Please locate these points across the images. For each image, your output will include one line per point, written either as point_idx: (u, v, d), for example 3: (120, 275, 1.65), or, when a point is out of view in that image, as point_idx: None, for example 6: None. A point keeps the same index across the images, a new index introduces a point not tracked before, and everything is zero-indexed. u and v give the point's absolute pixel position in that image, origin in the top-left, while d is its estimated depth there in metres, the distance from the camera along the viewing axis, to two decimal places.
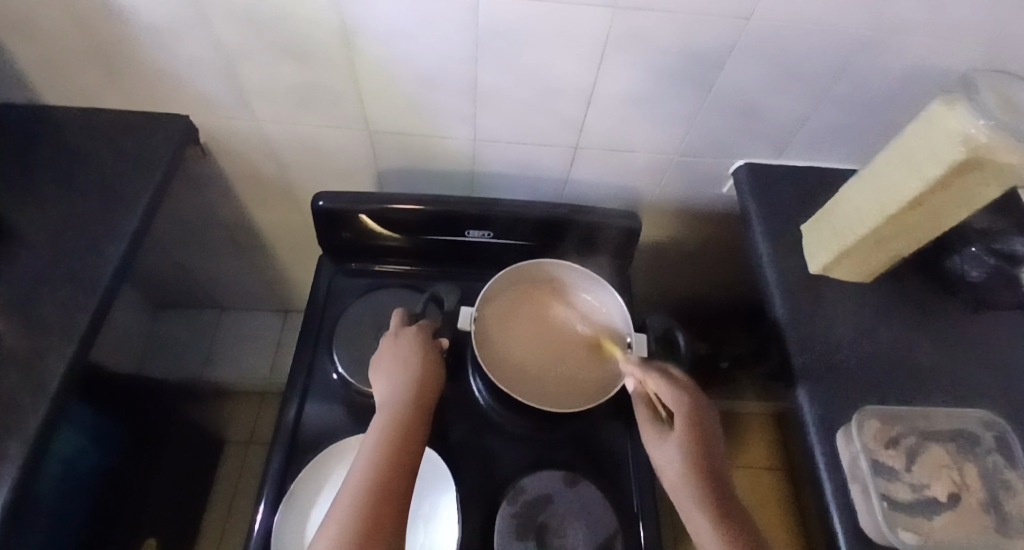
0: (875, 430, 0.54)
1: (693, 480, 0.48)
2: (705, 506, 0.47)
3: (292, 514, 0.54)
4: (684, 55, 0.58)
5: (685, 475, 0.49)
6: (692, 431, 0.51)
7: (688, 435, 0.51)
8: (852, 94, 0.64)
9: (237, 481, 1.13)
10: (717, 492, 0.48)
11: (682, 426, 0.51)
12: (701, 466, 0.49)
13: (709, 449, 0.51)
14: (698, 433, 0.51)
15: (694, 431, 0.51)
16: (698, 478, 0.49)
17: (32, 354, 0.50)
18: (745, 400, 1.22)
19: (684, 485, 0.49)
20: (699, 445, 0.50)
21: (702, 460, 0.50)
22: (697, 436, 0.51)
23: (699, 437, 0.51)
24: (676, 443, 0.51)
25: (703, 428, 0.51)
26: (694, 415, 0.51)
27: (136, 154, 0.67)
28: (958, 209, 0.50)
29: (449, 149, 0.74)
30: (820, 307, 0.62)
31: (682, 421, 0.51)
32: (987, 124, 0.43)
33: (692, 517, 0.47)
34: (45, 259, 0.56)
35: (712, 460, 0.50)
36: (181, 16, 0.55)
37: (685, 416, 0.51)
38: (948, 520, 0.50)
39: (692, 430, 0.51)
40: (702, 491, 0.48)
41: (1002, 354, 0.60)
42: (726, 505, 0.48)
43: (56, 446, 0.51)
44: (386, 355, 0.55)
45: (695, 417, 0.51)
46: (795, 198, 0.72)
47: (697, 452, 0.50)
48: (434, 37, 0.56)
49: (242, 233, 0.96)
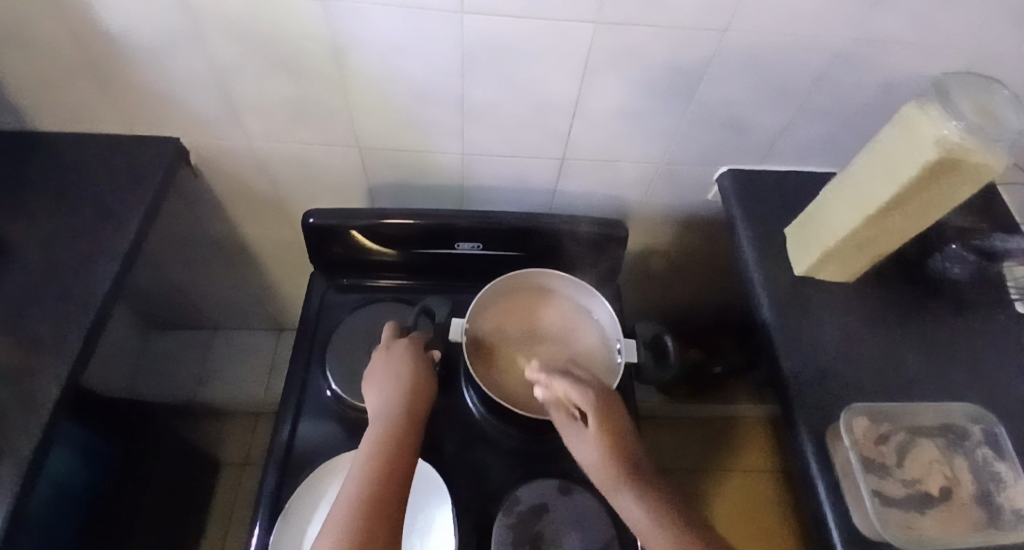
0: (865, 428, 0.54)
1: (617, 469, 0.47)
2: (634, 491, 0.45)
3: (286, 531, 0.54)
4: (668, 67, 0.59)
5: (608, 467, 0.47)
6: (603, 421, 0.50)
7: (601, 426, 0.50)
8: (831, 101, 0.66)
9: (232, 502, 1.12)
10: (642, 476, 0.47)
11: (593, 419, 0.50)
12: (620, 455, 0.48)
13: (624, 438, 0.50)
14: (609, 423, 0.50)
15: (606, 421, 0.50)
16: (621, 468, 0.47)
17: (24, 376, 0.50)
18: (740, 406, 1.22)
19: (610, 478, 0.47)
20: (612, 433, 0.49)
21: (620, 450, 0.48)
22: (609, 425, 0.50)
23: (613, 426, 0.50)
24: (591, 439, 0.49)
25: (614, 418, 0.51)
26: (602, 405, 0.51)
27: (127, 175, 0.67)
28: (936, 210, 0.51)
29: (438, 164, 0.75)
30: (807, 309, 0.63)
31: (591, 414, 0.50)
32: (959, 126, 0.45)
33: (624, 506, 0.45)
34: (38, 281, 0.57)
35: (630, 448, 0.49)
36: (174, 35, 0.56)
37: (596, 409, 0.51)
38: (939, 515, 0.51)
39: (601, 421, 0.50)
40: (628, 479, 0.46)
41: (987, 351, 0.61)
42: (654, 488, 0.46)
43: (48, 467, 0.50)
44: (377, 368, 0.56)
45: (602, 407, 0.51)
46: (779, 203, 0.73)
47: (613, 443, 0.49)
48: (423, 53, 0.57)
49: (234, 252, 0.96)
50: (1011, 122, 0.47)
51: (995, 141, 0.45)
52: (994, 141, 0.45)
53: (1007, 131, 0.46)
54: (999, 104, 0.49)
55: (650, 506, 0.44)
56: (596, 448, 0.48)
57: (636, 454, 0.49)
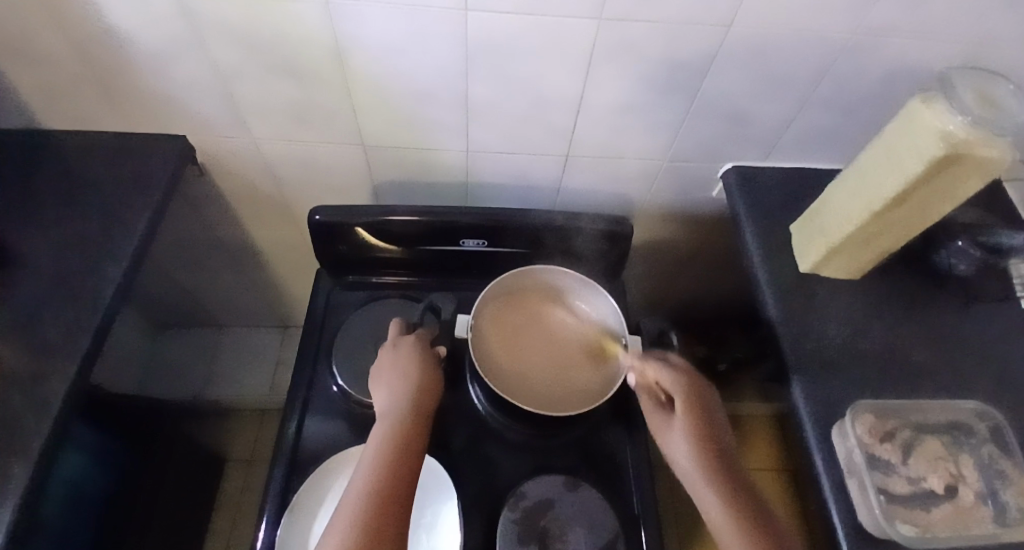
0: (871, 424, 0.54)
1: (701, 459, 0.50)
2: (714, 483, 0.49)
3: (295, 527, 0.55)
4: (671, 64, 0.60)
5: (694, 456, 0.51)
6: (693, 412, 0.53)
7: (690, 415, 0.53)
8: (834, 96, 0.65)
9: (240, 498, 1.13)
10: (723, 469, 0.50)
11: (682, 409, 0.53)
12: (706, 443, 0.52)
13: (711, 427, 0.53)
14: (697, 409, 0.53)
15: (695, 412, 0.53)
16: (706, 458, 0.50)
17: (34, 374, 0.50)
18: (745, 402, 1.23)
19: (694, 464, 0.51)
20: (700, 423, 0.52)
21: (707, 440, 0.52)
22: (699, 417, 0.53)
23: (701, 417, 0.53)
24: (680, 426, 0.53)
25: (702, 404, 0.54)
26: (694, 395, 0.54)
27: (134, 176, 0.68)
28: (942, 204, 0.51)
29: (443, 162, 0.75)
30: (812, 305, 0.63)
31: (681, 402, 0.53)
32: (965, 121, 0.45)
33: (701, 493, 0.49)
34: (46, 281, 0.57)
35: (716, 438, 0.52)
36: (178, 40, 0.56)
37: (687, 399, 0.54)
38: (945, 512, 0.50)
39: (692, 411, 0.53)
40: (712, 469, 0.50)
41: (992, 346, 0.61)
42: (732, 480, 0.50)
43: (59, 465, 0.51)
44: (384, 364, 0.56)
45: (693, 399, 0.53)
46: (783, 199, 0.73)
47: (701, 433, 0.52)
48: (424, 51, 0.58)
49: (239, 250, 0.96)
50: (1016, 111, 0.48)
51: (1001, 134, 0.46)
52: (1000, 133, 0.46)
53: (1012, 122, 0.47)
54: (1003, 95, 0.49)
55: (727, 501, 0.48)
56: (683, 434, 0.52)
57: (722, 444, 0.52)
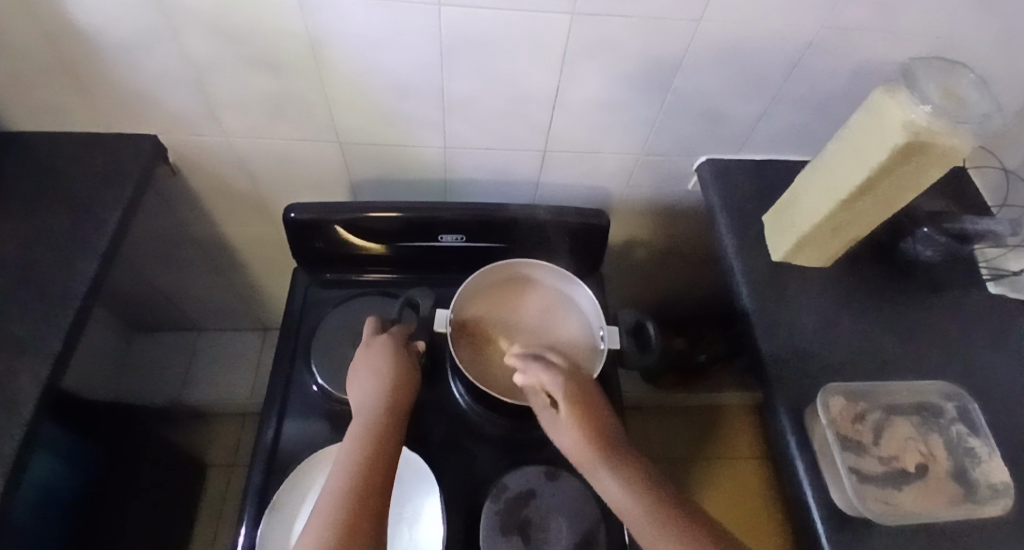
0: (842, 407, 0.55)
1: (594, 451, 0.47)
2: (615, 471, 0.45)
3: (274, 526, 0.54)
4: (646, 60, 0.60)
5: (586, 451, 0.47)
6: (576, 406, 0.49)
7: (572, 410, 0.49)
8: (805, 91, 0.67)
9: (221, 503, 1.12)
10: (620, 456, 0.47)
11: (564, 405, 0.49)
12: (598, 437, 0.48)
13: (598, 414, 0.50)
14: (583, 404, 0.49)
15: (577, 403, 0.49)
16: (602, 451, 0.47)
17: (4, 377, 0.49)
18: (725, 394, 1.24)
19: (588, 459, 0.47)
20: (586, 415, 0.49)
21: (598, 431, 0.48)
22: (583, 410, 0.49)
23: (587, 408, 0.49)
24: (567, 424, 0.49)
25: (587, 400, 0.50)
26: (572, 390, 0.50)
27: (105, 174, 0.66)
28: (907, 193, 0.53)
29: (421, 158, 0.75)
30: (785, 294, 0.64)
31: (562, 397, 0.50)
32: (929, 110, 0.46)
33: (603, 486, 0.45)
34: (16, 282, 0.56)
35: (606, 426, 0.49)
36: (149, 32, 0.55)
37: (566, 393, 0.50)
38: (915, 491, 0.52)
39: (574, 405, 0.49)
40: (609, 459, 0.46)
41: (958, 331, 0.63)
42: (634, 465, 0.46)
43: (29, 471, 0.50)
44: (359, 366, 0.55)
45: (574, 393, 0.50)
46: (756, 191, 0.74)
47: (587, 424, 0.48)
48: (400, 46, 0.57)
49: (216, 251, 0.95)
50: (976, 103, 0.49)
51: (962, 123, 0.47)
52: (961, 123, 0.47)
53: (973, 113, 0.48)
54: (964, 86, 0.51)
55: (629, 484, 0.44)
56: (572, 433, 0.48)
57: (613, 431, 0.49)
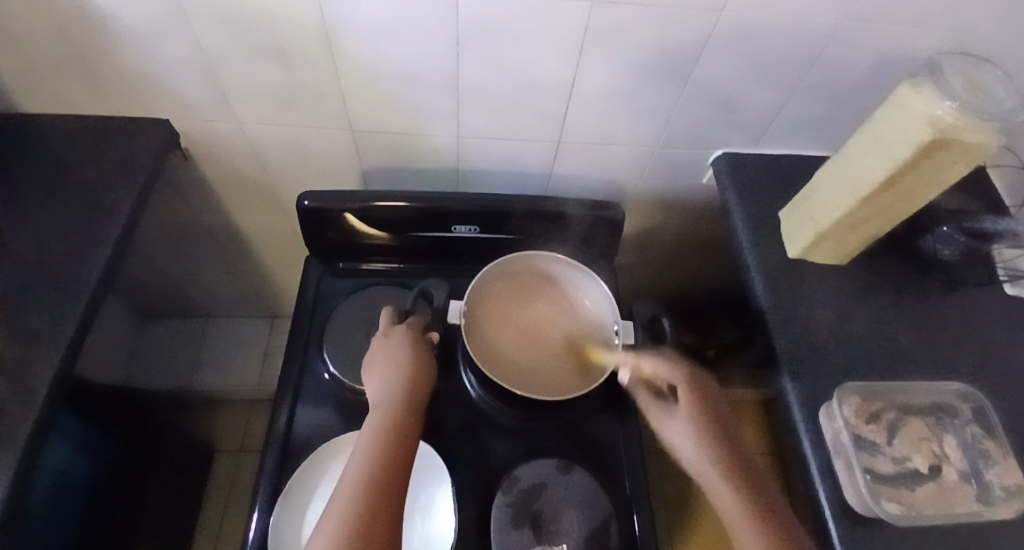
0: (856, 406, 0.55)
1: (708, 449, 0.50)
2: (727, 476, 0.48)
3: (288, 514, 0.55)
4: (662, 50, 0.59)
5: (700, 448, 0.50)
6: (697, 404, 0.53)
7: (694, 405, 0.53)
8: (823, 83, 0.66)
9: (230, 488, 1.13)
10: (734, 461, 0.50)
11: (685, 398, 0.53)
12: (712, 437, 0.51)
13: (717, 417, 0.53)
14: (701, 401, 0.53)
15: (698, 400, 0.53)
16: (713, 452, 0.50)
17: (18, 361, 0.49)
18: (732, 388, 1.24)
19: (701, 458, 0.50)
20: (705, 415, 0.52)
21: (714, 430, 0.51)
22: (701, 406, 0.53)
23: (705, 405, 0.53)
24: (685, 418, 0.53)
25: (706, 397, 0.54)
26: (695, 386, 0.54)
27: (117, 160, 0.66)
28: (928, 190, 0.52)
29: (433, 147, 0.74)
30: (801, 291, 0.64)
31: (684, 393, 0.54)
32: (954, 107, 0.46)
33: (714, 485, 0.49)
34: (28, 267, 0.56)
35: (722, 428, 0.52)
36: (162, 20, 0.55)
37: (687, 390, 0.54)
38: (929, 491, 0.52)
39: (696, 403, 0.53)
40: (723, 462, 0.49)
41: (973, 332, 0.62)
42: (750, 477, 0.49)
43: (44, 457, 0.50)
44: (377, 354, 0.55)
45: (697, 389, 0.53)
46: (772, 185, 0.73)
47: (706, 424, 0.52)
48: (414, 34, 0.57)
49: (226, 237, 0.95)
50: (1003, 98, 0.48)
51: (988, 119, 0.47)
52: (989, 119, 0.46)
53: (1000, 108, 0.47)
54: (991, 81, 0.50)
55: (742, 493, 0.47)
56: (686, 425, 0.52)
57: (732, 437, 0.52)
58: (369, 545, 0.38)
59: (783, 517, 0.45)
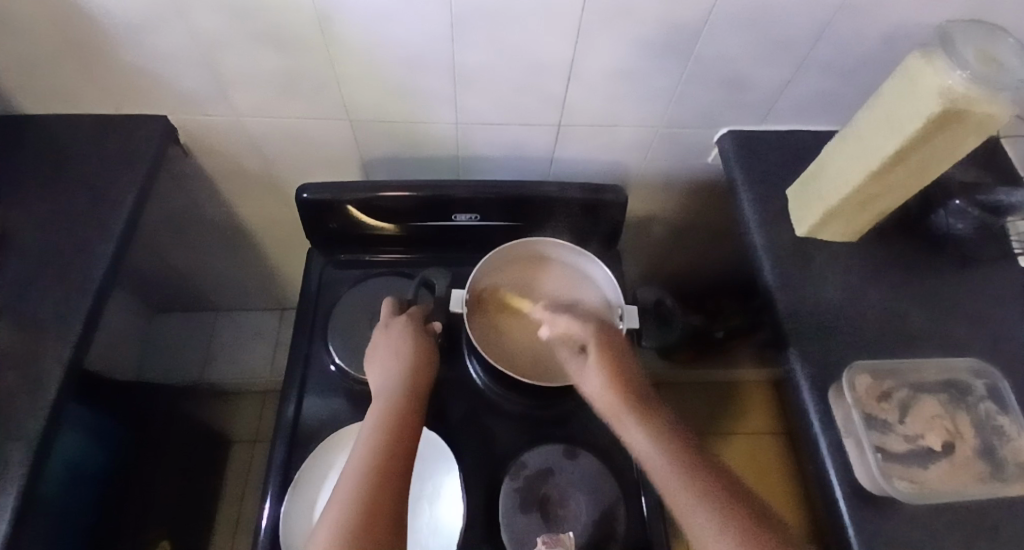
0: (866, 385, 0.54)
1: (619, 395, 0.48)
2: (639, 419, 0.46)
3: (297, 503, 0.55)
4: (665, 27, 0.58)
5: (612, 395, 0.48)
6: (605, 351, 0.51)
7: (603, 353, 0.51)
8: (832, 56, 0.64)
9: (245, 478, 1.15)
10: (648, 404, 0.47)
11: (594, 348, 0.51)
12: (623, 382, 0.48)
13: (628, 365, 0.50)
14: (609, 350, 0.51)
15: (607, 349, 0.51)
16: (624, 396, 0.47)
17: (28, 358, 0.50)
18: (741, 369, 1.23)
19: (614, 404, 0.48)
20: (615, 362, 0.50)
21: (623, 375, 0.49)
22: (612, 355, 0.51)
23: (614, 353, 0.51)
24: (594, 367, 0.50)
25: (614, 346, 0.51)
26: (604, 336, 0.52)
27: (117, 156, 0.66)
28: (939, 163, 0.50)
29: (433, 135, 0.74)
30: (810, 270, 0.63)
31: (593, 344, 0.52)
32: (964, 76, 0.43)
33: (627, 431, 0.46)
34: (35, 266, 0.56)
35: (633, 374, 0.50)
36: (154, 10, 0.54)
37: (597, 340, 0.52)
38: (941, 469, 0.51)
39: (605, 351, 0.51)
40: (635, 405, 0.47)
41: (987, 308, 0.61)
42: (661, 418, 0.46)
43: (57, 450, 0.51)
44: (379, 345, 0.55)
45: (605, 338, 0.51)
46: (779, 163, 0.72)
47: (616, 370, 0.49)
48: (409, 19, 0.56)
49: (230, 231, 0.95)
50: (1016, 68, 0.46)
51: (1000, 90, 0.44)
52: (1001, 90, 0.44)
53: (1013, 78, 0.45)
54: (1003, 52, 0.47)
55: (655, 433, 0.44)
56: (598, 378, 0.49)
57: (642, 382, 0.49)
58: (375, 543, 0.37)
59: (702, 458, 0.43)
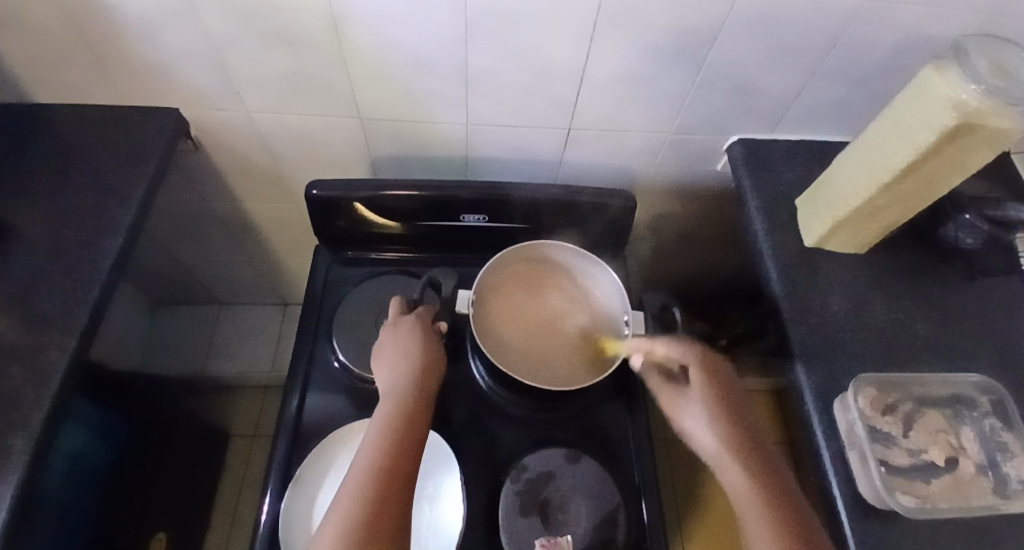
0: (872, 397, 0.54)
1: (720, 430, 0.50)
2: (737, 456, 0.48)
3: (298, 501, 0.55)
4: (677, 33, 0.58)
5: (713, 428, 0.50)
6: (708, 383, 0.52)
7: (705, 385, 0.52)
8: (844, 66, 0.64)
9: (244, 472, 1.16)
10: (748, 443, 0.49)
11: (698, 378, 0.53)
12: (725, 417, 0.50)
13: (729, 400, 0.52)
14: (713, 381, 0.53)
15: (710, 381, 0.53)
16: (724, 432, 0.49)
17: (33, 349, 0.50)
18: (746, 379, 1.24)
19: (712, 437, 0.50)
20: (717, 395, 0.52)
21: (725, 410, 0.51)
22: (716, 387, 0.52)
23: (717, 386, 0.52)
24: (696, 398, 0.52)
25: (718, 378, 0.53)
26: (709, 368, 0.53)
27: (126, 149, 0.66)
28: (950, 177, 0.50)
29: (442, 135, 0.74)
30: (816, 281, 0.62)
31: (695, 373, 0.53)
32: (979, 90, 0.44)
33: (723, 466, 0.48)
34: (41, 257, 0.56)
35: (735, 410, 0.51)
36: (167, 7, 0.54)
37: (699, 369, 0.53)
38: (944, 483, 0.51)
39: (708, 383, 0.52)
40: (734, 441, 0.49)
41: (993, 323, 0.61)
42: (760, 458, 0.48)
43: (60, 442, 0.51)
44: (386, 343, 0.55)
45: (709, 370, 0.53)
46: (788, 172, 0.72)
47: (718, 404, 0.51)
48: (421, 20, 0.56)
49: (236, 226, 0.95)
50: None
51: (1014, 103, 0.44)
52: (1014, 103, 0.44)
53: None
54: (1017, 64, 0.47)
55: (752, 474, 0.47)
56: (702, 409, 0.51)
57: (744, 419, 0.51)
58: (380, 544, 0.37)
59: (798, 504, 0.45)
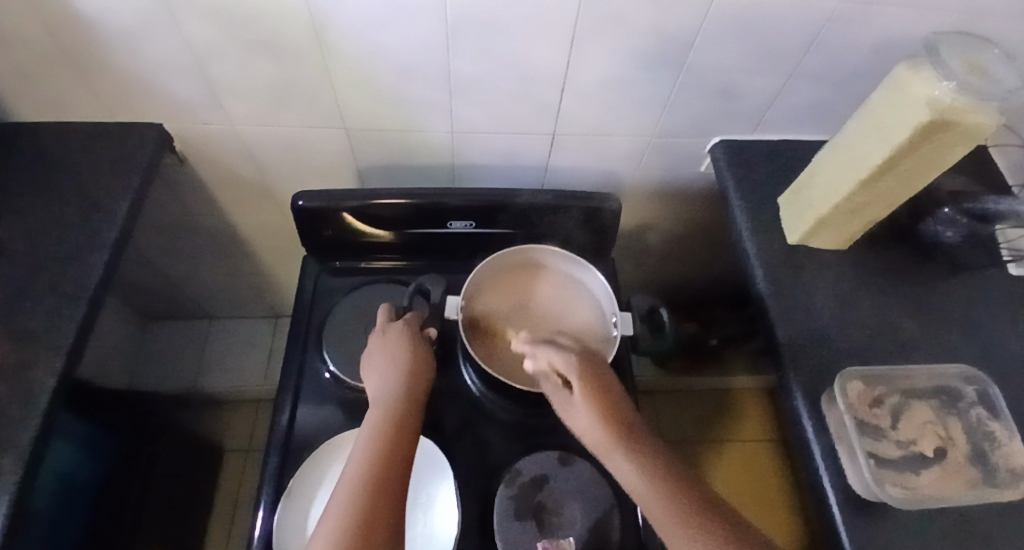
0: (859, 391, 0.54)
1: (607, 431, 0.45)
2: (627, 452, 0.44)
3: (290, 513, 0.55)
4: (657, 37, 0.59)
5: (599, 429, 0.45)
6: (589, 384, 0.48)
7: (587, 387, 0.48)
8: (822, 67, 0.65)
9: (238, 488, 1.14)
10: (637, 436, 0.45)
11: (578, 383, 0.48)
12: (610, 416, 0.46)
13: (612, 396, 0.48)
14: (595, 382, 0.48)
15: (590, 382, 0.48)
16: (611, 431, 0.45)
17: (19, 366, 0.50)
18: (738, 376, 1.23)
19: (601, 439, 0.45)
20: (599, 394, 0.47)
21: (609, 409, 0.47)
22: (597, 387, 0.48)
23: (599, 385, 0.48)
24: (581, 405, 0.47)
25: (599, 378, 0.49)
26: (588, 369, 0.49)
27: (112, 164, 0.66)
28: (927, 172, 0.51)
29: (428, 143, 0.74)
30: (801, 278, 0.63)
31: (576, 378, 0.49)
32: (952, 86, 0.45)
33: (617, 467, 0.44)
34: (27, 274, 0.56)
35: (620, 405, 0.47)
36: (150, 19, 0.54)
37: (579, 373, 0.49)
38: (934, 475, 0.51)
39: (588, 384, 0.48)
40: (622, 437, 0.45)
41: (976, 315, 0.61)
42: (650, 449, 0.45)
43: (48, 460, 0.50)
44: (375, 351, 0.55)
45: (587, 371, 0.48)
46: (771, 172, 0.73)
47: (601, 404, 0.47)
48: (404, 29, 0.56)
49: (225, 239, 0.95)
50: (1002, 78, 0.47)
51: (987, 99, 0.45)
52: (987, 99, 0.45)
53: (999, 88, 0.46)
54: (990, 62, 0.48)
55: (644, 469, 0.43)
56: (586, 414, 0.46)
57: (628, 412, 0.47)
58: None
59: (695, 492, 0.42)
